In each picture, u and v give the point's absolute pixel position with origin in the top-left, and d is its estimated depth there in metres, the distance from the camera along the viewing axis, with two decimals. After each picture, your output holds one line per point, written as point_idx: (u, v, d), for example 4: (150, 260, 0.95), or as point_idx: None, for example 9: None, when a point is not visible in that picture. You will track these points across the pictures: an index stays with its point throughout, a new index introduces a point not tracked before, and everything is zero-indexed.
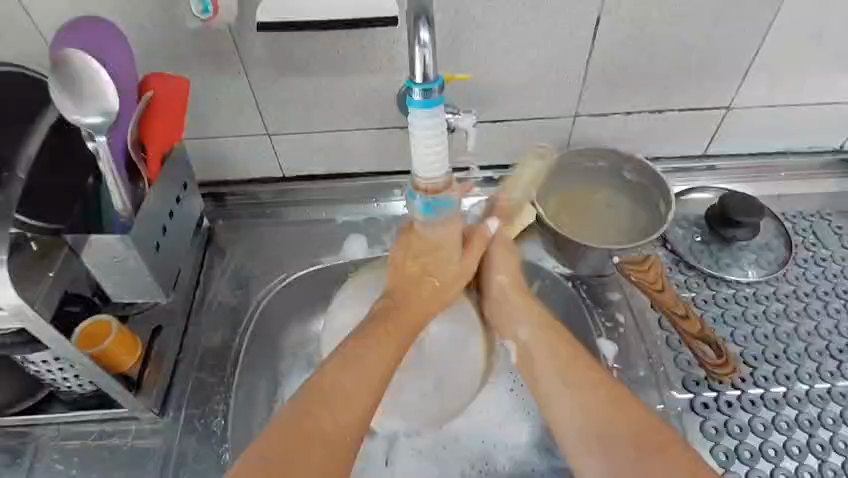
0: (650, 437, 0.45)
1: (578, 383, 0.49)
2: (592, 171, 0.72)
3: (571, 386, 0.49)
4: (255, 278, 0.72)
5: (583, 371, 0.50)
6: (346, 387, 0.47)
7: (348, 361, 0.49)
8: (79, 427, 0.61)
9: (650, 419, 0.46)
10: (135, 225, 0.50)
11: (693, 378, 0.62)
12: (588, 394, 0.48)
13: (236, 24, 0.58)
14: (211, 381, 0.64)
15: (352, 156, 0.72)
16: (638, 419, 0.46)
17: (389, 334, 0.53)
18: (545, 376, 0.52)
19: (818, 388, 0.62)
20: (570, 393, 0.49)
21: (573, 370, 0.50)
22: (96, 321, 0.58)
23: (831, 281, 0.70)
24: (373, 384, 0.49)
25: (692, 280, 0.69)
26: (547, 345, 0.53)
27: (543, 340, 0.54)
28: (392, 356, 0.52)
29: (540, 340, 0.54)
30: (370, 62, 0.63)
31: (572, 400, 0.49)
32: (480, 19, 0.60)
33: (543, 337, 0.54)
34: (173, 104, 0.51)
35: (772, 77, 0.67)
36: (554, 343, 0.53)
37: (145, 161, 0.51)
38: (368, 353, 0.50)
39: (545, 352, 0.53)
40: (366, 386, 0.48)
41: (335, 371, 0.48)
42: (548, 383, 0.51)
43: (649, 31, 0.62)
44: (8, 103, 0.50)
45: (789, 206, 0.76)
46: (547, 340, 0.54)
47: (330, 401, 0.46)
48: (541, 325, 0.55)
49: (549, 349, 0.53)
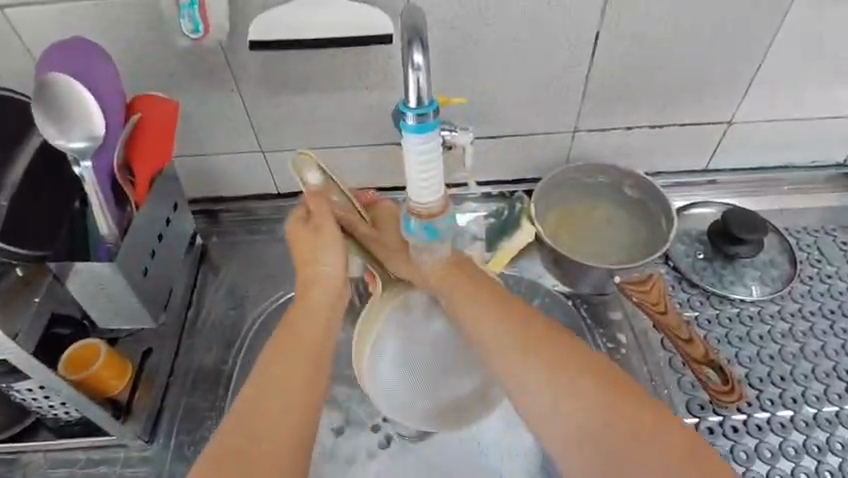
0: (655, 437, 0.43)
1: (563, 385, 0.45)
2: (592, 187, 0.70)
3: (519, 346, 0.47)
4: (250, 297, 0.71)
5: (569, 370, 0.45)
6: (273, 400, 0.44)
7: (263, 384, 0.44)
8: (66, 455, 0.59)
9: (650, 416, 0.43)
10: (120, 252, 0.48)
11: (698, 402, 0.61)
12: (538, 349, 0.46)
13: (229, 41, 0.57)
14: (202, 406, 0.63)
15: (348, 172, 0.71)
16: (637, 417, 0.43)
17: (300, 340, 0.47)
18: (490, 341, 0.48)
19: (826, 412, 0.60)
20: (521, 355, 0.46)
21: (515, 327, 0.47)
22: (84, 344, 0.57)
23: (837, 299, 0.68)
24: (300, 386, 0.45)
25: (694, 299, 0.68)
26: (483, 306, 0.49)
27: (479, 304, 0.49)
28: (313, 353, 0.46)
29: (476, 305, 0.49)
30: (364, 79, 0.61)
31: (524, 360, 0.46)
32: (476, 37, 0.59)
33: (468, 299, 0.50)
34: (159, 125, 0.49)
35: (774, 92, 0.66)
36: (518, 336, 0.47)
37: (133, 185, 0.50)
38: (289, 362, 0.46)
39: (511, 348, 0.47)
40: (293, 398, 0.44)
41: (259, 385, 0.44)
42: (499, 353, 0.47)
43: (649, 47, 0.61)
44: (8, 118, 0.49)
45: (794, 221, 0.75)
46: (473, 301, 0.50)
47: (265, 412, 0.43)
48: (463, 282, 0.50)
49: (486, 310, 0.49)
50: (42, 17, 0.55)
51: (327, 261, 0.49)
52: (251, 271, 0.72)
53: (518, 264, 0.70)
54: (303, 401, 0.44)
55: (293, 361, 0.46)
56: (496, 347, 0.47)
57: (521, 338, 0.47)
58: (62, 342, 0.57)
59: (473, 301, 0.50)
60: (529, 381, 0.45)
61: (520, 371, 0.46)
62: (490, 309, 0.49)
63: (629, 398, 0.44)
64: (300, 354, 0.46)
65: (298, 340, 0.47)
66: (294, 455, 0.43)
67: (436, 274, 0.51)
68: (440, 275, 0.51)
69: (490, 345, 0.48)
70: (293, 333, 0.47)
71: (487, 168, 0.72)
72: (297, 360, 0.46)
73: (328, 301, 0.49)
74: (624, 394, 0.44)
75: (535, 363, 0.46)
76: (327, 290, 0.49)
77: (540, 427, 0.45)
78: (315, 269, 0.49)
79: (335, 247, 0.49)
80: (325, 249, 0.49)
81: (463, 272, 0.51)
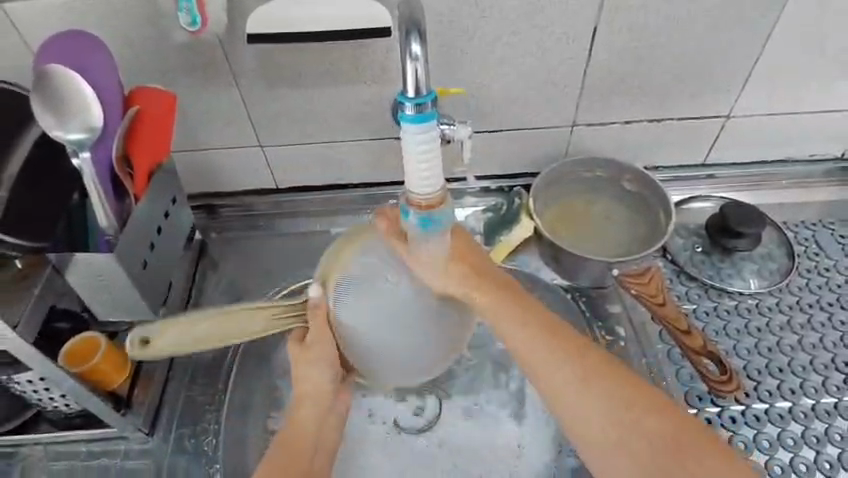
0: (686, 441, 0.43)
1: (594, 388, 0.45)
2: (590, 181, 0.70)
3: (546, 347, 0.47)
4: (249, 291, 0.71)
5: (601, 374, 0.46)
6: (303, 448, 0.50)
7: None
8: (67, 447, 0.59)
9: (682, 420, 0.44)
10: (121, 243, 0.49)
11: (696, 393, 0.61)
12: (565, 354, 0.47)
13: (228, 36, 0.57)
14: (202, 400, 0.63)
15: (347, 167, 0.71)
16: (668, 421, 0.44)
17: (315, 397, 0.52)
18: (518, 342, 0.48)
19: (824, 403, 0.60)
20: (553, 357, 0.47)
21: (541, 329, 0.48)
22: (83, 338, 0.57)
23: (835, 291, 0.68)
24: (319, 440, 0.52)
25: (692, 292, 0.68)
26: (505, 307, 0.49)
27: (501, 300, 0.50)
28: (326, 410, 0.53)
29: (494, 301, 0.50)
30: (363, 73, 0.61)
31: (553, 361, 0.47)
32: (474, 31, 0.59)
33: (487, 295, 0.50)
34: (158, 118, 0.50)
35: (771, 86, 0.66)
36: (548, 339, 0.48)
37: (132, 178, 0.50)
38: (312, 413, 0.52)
39: (540, 349, 0.47)
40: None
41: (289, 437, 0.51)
42: (528, 355, 0.48)
43: (647, 41, 0.61)
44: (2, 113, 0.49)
45: (791, 215, 0.75)
46: (493, 295, 0.50)
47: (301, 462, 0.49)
48: (479, 277, 0.50)
49: (510, 310, 0.49)
50: (40, 13, 0.55)
51: (312, 355, 0.52)
52: (250, 266, 0.73)
53: (517, 258, 0.71)
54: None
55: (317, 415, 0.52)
56: (525, 347, 0.48)
57: (551, 339, 0.48)
58: (60, 337, 0.57)
59: (496, 300, 0.50)
60: (559, 381, 0.46)
61: (551, 370, 0.47)
62: (514, 309, 0.49)
63: (662, 404, 0.45)
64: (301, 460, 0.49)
65: (313, 396, 0.52)
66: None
67: (444, 266, 0.50)
68: (449, 269, 0.50)
69: (520, 342, 0.48)
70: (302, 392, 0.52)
71: (485, 163, 0.72)
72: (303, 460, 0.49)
73: (319, 406, 0.52)
74: (657, 400, 0.45)
75: (564, 366, 0.46)
76: (319, 398, 0.52)
77: (572, 427, 0.46)
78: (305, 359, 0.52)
79: (320, 358, 0.52)
80: (312, 361, 0.52)
81: (471, 266, 0.51)
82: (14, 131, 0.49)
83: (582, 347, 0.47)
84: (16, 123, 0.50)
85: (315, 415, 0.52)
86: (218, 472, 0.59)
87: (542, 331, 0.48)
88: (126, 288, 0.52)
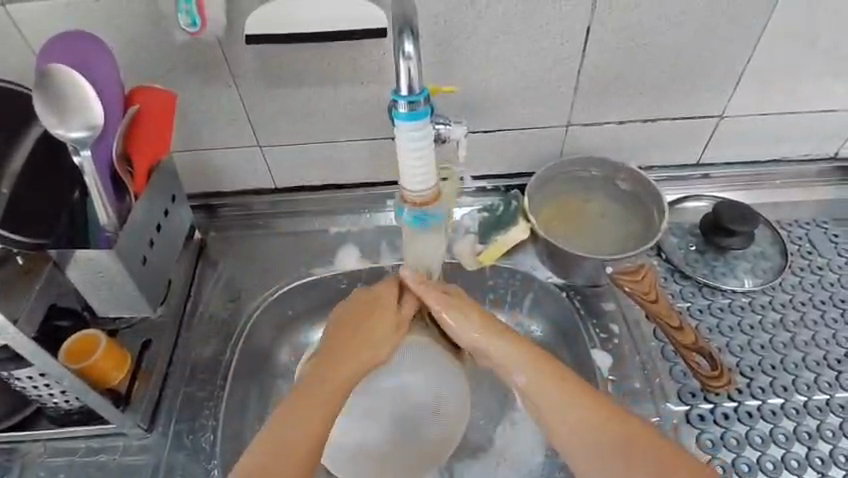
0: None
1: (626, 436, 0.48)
2: (585, 180, 0.71)
3: (558, 390, 0.50)
4: (247, 290, 0.72)
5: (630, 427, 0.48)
6: (314, 403, 0.50)
7: (274, 449, 0.47)
8: (66, 443, 0.60)
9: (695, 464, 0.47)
10: (119, 240, 0.50)
11: (689, 389, 0.61)
12: (579, 399, 0.50)
13: (227, 35, 0.58)
14: (201, 396, 0.64)
15: (344, 166, 0.72)
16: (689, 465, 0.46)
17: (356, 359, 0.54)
18: (536, 388, 0.51)
19: (816, 400, 0.61)
20: (567, 402, 0.50)
21: (563, 382, 0.51)
22: (84, 334, 0.58)
23: (828, 289, 0.69)
24: (329, 401, 0.51)
25: (686, 290, 0.69)
26: (521, 359, 0.52)
27: (510, 352, 0.53)
28: (352, 375, 0.53)
29: (511, 346, 0.53)
30: (360, 73, 0.62)
31: (568, 407, 0.50)
32: (469, 31, 0.60)
33: (504, 341, 0.53)
34: (157, 118, 0.52)
35: (763, 86, 0.67)
36: (557, 384, 0.51)
37: (131, 176, 0.52)
38: (341, 371, 0.53)
39: (554, 395, 0.50)
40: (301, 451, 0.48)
41: (314, 386, 0.51)
42: (543, 398, 0.51)
43: (641, 42, 0.62)
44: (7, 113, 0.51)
45: (785, 214, 0.76)
46: (506, 349, 0.53)
47: (304, 413, 0.50)
48: (491, 332, 0.54)
49: (520, 363, 0.52)
50: (41, 13, 0.55)
51: (390, 325, 0.56)
52: (249, 264, 0.73)
53: (514, 257, 0.71)
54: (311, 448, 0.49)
55: (344, 371, 0.53)
56: (546, 401, 0.50)
57: (560, 390, 0.50)
58: (60, 335, 0.58)
59: (520, 357, 0.52)
60: (577, 431, 0.49)
61: (564, 413, 0.50)
62: (529, 358, 0.52)
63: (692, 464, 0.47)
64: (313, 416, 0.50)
65: (354, 356, 0.54)
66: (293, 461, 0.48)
67: (458, 318, 0.54)
68: (462, 320, 0.54)
69: (542, 396, 0.51)
70: (345, 348, 0.54)
71: (482, 163, 0.73)
72: (317, 413, 0.50)
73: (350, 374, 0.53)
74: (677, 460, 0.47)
75: (579, 407, 0.49)
76: (364, 359, 0.54)
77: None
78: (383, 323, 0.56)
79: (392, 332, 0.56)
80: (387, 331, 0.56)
81: (480, 318, 0.55)
82: (12, 135, 0.51)
83: (589, 394, 0.50)
84: (19, 121, 0.51)
85: (342, 381, 0.52)
86: (216, 468, 0.59)
87: (569, 393, 0.50)
88: (127, 284, 0.53)
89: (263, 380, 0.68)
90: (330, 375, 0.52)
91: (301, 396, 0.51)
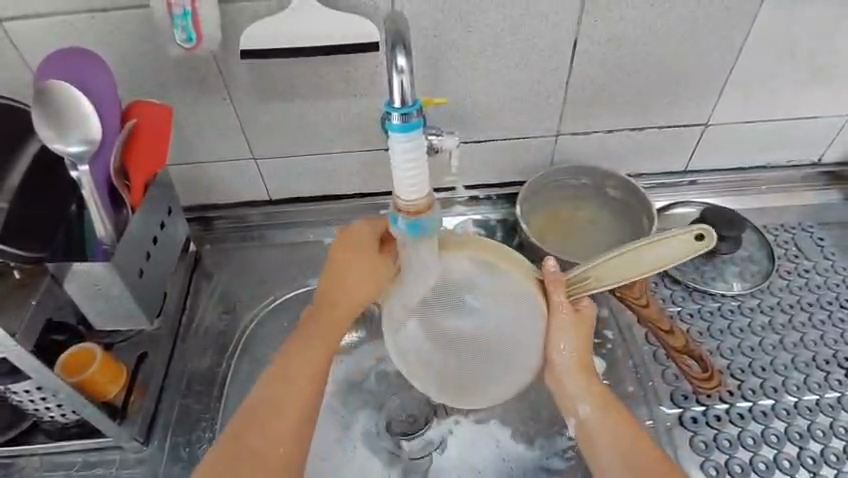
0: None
1: (630, 454, 0.51)
2: (575, 188, 0.73)
3: (612, 422, 0.53)
4: (243, 302, 0.72)
5: (634, 444, 0.51)
6: (302, 359, 0.54)
7: (262, 407, 0.51)
8: (62, 458, 0.60)
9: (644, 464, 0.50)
10: (118, 254, 0.51)
11: (681, 392, 0.62)
12: (620, 424, 0.53)
13: (221, 49, 0.59)
14: (197, 408, 0.64)
15: (338, 178, 0.73)
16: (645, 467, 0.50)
17: (337, 307, 0.57)
18: (593, 420, 0.53)
19: (806, 400, 0.62)
20: (615, 438, 0.52)
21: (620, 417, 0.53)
22: (80, 348, 0.58)
23: (815, 292, 0.71)
24: (315, 357, 0.55)
25: (677, 294, 0.70)
26: (591, 392, 0.55)
27: (584, 385, 0.54)
28: (334, 326, 0.57)
29: (586, 380, 0.55)
30: (353, 86, 0.64)
31: (607, 434, 0.52)
32: (459, 43, 0.61)
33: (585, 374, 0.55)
34: (153, 132, 0.53)
35: (745, 95, 0.69)
36: (617, 421, 0.53)
37: (128, 190, 0.52)
38: (322, 325, 0.57)
39: (608, 430, 0.52)
40: (295, 396, 0.53)
41: (301, 340, 0.56)
42: (597, 430, 0.53)
43: (626, 51, 0.63)
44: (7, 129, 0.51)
45: (772, 219, 0.78)
46: (587, 381, 0.55)
47: (290, 369, 0.54)
48: (583, 365, 0.55)
49: (589, 393, 0.55)
50: (38, 31, 0.56)
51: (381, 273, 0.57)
52: (244, 277, 0.74)
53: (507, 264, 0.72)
54: (310, 391, 0.53)
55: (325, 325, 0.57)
56: (597, 432, 0.53)
57: (620, 427, 0.52)
58: (56, 348, 0.58)
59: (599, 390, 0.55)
60: (606, 458, 0.51)
61: (609, 445, 0.52)
62: (601, 393, 0.55)
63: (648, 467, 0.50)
64: (307, 365, 0.54)
65: (335, 306, 0.57)
66: (276, 411, 0.51)
67: (570, 340, 0.54)
68: (572, 344, 0.54)
69: (594, 425, 0.53)
70: (329, 301, 0.58)
71: (474, 172, 0.74)
72: (313, 356, 0.55)
73: (331, 323, 0.57)
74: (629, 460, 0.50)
75: (618, 441, 0.51)
76: (348, 308, 0.58)
77: None
78: (365, 282, 0.57)
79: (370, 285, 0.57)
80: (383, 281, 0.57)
81: (585, 349, 0.55)
82: (12, 150, 0.51)
83: (633, 428, 0.53)
84: (20, 137, 0.52)
85: (321, 332, 0.56)
86: None
87: (620, 425, 0.53)
88: (123, 297, 0.53)
89: None
90: (324, 325, 0.57)
91: (302, 336, 0.56)
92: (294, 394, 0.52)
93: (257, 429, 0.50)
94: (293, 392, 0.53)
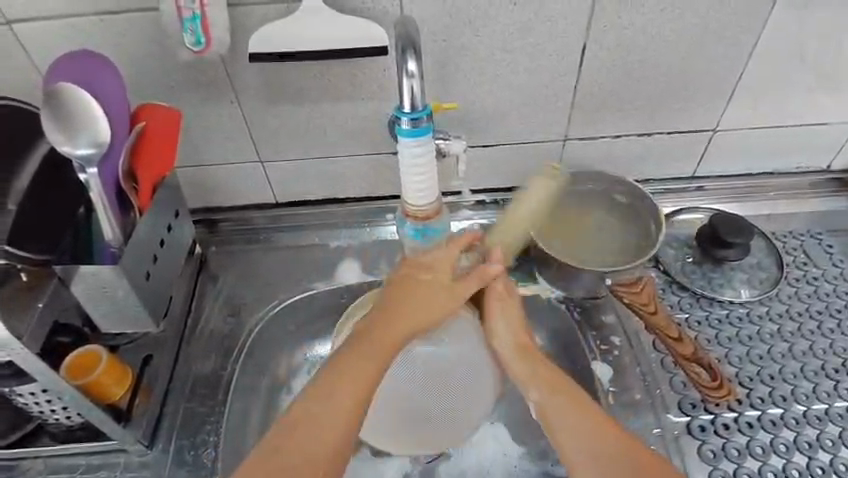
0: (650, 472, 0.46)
1: (590, 432, 0.48)
2: (580, 192, 0.72)
3: (564, 401, 0.50)
4: (248, 305, 0.72)
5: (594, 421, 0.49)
6: (351, 370, 0.50)
7: (296, 419, 0.48)
8: (66, 461, 0.59)
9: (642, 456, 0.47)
10: (124, 257, 0.51)
11: (689, 401, 0.62)
12: (572, 403, 0.50)
13: (230, 52, 0.59)
14: (201, 411, 0.63)
15: (345, 181, 0.72)
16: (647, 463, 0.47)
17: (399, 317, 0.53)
18: (544, 403, 0.51)
19: (815, 409, 0.61)
20: (569, 416, 0.49)
21: (569, 395, 0.51)
22: (85, 350, 0.58)
23: (824, 300, 0.70)
24: (369, 369, 0.50)
25: (684, 301, 0.69)
26: (537, 375, 0.53)
27: (533, 368, 0.53)
28: (391, 340, 0.52)
29: (533, 363, 0.53)
30: (361, 90, 0.63)
31: (563, 416, 0.50)
32: (468, 48, 0.61)
33: (529, 357, 0.54)
34: (162, 134, 0.52)
35: (755, 101, 0.68)
36: (568, 399, 0.50)
37: (136, 192, 0.53)
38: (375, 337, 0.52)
39: (561, 409, 0.50)
40: (341, 409, 0.48)
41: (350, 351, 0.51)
42: (554, 413, 0.50)
43: (635, 57, 0.63)
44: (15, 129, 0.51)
45: (780, 225, 0.77)
46: (532, 364, 0.53)
47: (338, 379, 0.49)
48: (523, 347, 0.55)
49: (534, 376, 0.53)
50: (47, 34, 0.56)
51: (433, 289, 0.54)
52: (249, 279, 0.73)
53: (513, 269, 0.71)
54: (357, 402, 0.49)
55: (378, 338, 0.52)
56: (551, 415, 0.50)
57: (575, 407, 0.50)
58: (61, 351, 0.58)
59: (543, 371, 0.53)
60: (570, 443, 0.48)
61: (565, 427, 0.49)
62: (550, 374, 0.52)
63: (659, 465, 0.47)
64: (357, 377, 0.50)
65: (397, 315, 0.53)
66: (320, 425, 0.47)
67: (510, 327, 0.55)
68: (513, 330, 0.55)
69: (545, 407, 0.51)
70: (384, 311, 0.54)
71: (481, 176, 0.74)
72: (369, 368, 0.50)
73: (386, 334, 0.52)
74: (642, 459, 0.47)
75: (574, 419, 0.49)
76: (401, 321, 0.53)
77: None
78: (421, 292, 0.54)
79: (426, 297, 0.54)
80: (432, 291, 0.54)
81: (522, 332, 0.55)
82: (21, 151, 0.51)
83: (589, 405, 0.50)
84: (28, 138, 0.52)
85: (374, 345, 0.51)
86: None
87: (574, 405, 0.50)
88: (129, 300, 0.53)
89: (264, 394, 0.68)
90: (379, 336, 0.52)
91: (355, 346, 0.52)
92: (341, 406, 0.48)
93: (290, 441, 0.47)
94: (339, 401, 0.48)
